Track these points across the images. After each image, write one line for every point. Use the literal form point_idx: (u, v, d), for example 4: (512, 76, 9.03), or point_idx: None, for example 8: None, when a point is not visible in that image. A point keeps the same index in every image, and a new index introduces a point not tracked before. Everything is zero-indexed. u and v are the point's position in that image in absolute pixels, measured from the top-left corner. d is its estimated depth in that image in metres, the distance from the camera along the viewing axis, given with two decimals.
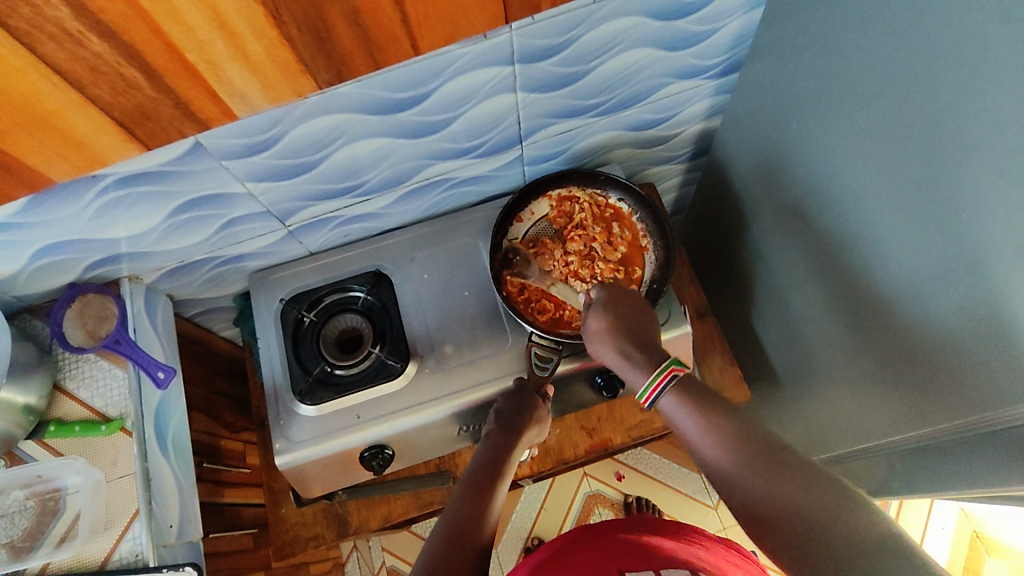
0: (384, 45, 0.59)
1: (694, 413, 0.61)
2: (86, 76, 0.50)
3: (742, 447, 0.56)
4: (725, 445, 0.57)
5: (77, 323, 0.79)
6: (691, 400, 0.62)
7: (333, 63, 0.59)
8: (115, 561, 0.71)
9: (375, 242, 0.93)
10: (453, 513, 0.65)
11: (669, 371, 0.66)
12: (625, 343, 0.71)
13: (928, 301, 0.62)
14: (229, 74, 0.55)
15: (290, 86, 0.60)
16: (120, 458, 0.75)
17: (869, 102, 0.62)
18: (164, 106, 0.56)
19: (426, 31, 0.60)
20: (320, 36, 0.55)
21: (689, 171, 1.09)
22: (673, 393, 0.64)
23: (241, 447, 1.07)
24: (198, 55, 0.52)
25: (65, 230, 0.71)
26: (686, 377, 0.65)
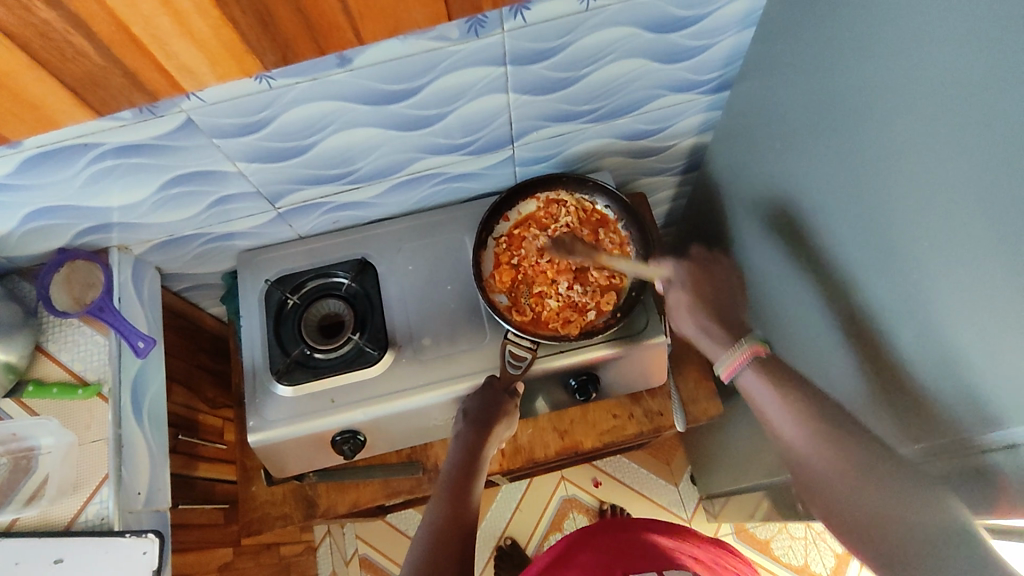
0: (328, 32, 0.59)
1: (777, 395, 0.65)
2: (37, 43, 0.52)
3: (822, 432, 0.61)
4: (809, 432, 0.61)
5: (64, 289, 0.81)
6: (772, 377, 0.66)
7: (278, 45, 0.59)
8: (80, 522, 0.72)
9: (363, 231, 0.95)
10: (433, 520, 0.72)
11: (751, 349, 0.69)
12: (709, 318, 0.74)
13: (899, 325, 0.63)
14: (175, 50, 0.56)
15: (237, 66, 0.60)
16: (94, 423, 0.76)
17: (850, 127, 0.63)
18: (112, 75, 0.57)
19: (367, 22, 0.59)
20: (264, 19, 0.56)
21: (681, 185, 1.09)
22: (754, 369, 0.67)
23: (219, 423, 1.09)
24: (144, 28, 0.53)
25: (55, 196, 0.73)
26: (767, 357, 0.68)
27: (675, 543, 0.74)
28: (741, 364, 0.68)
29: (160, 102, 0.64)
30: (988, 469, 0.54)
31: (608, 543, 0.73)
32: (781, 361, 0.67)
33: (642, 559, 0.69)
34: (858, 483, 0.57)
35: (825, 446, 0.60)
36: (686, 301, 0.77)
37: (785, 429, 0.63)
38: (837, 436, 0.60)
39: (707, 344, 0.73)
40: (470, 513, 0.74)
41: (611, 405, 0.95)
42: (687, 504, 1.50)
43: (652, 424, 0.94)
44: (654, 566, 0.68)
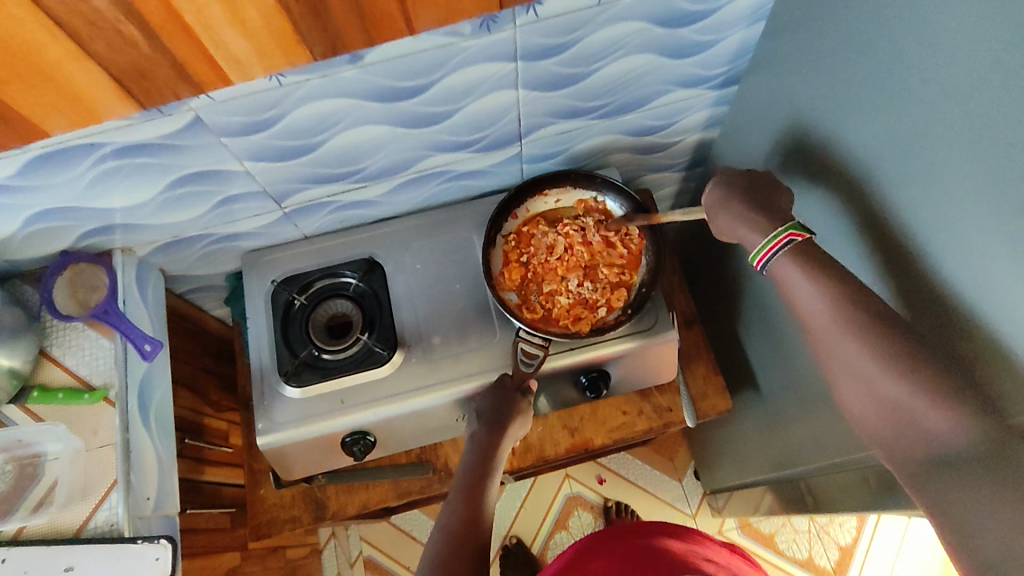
0: (380, 22, 0.59)
1: (806, 274, 0.63)
2: (85, 31, 0.51)
3: (845, 316, 0.59)
4: (833, 312, 0.60)
5: (67, 291, 0.80)
6: (805, 260, 0.64)
7: (327, 36, 0.59)
8: (90, 529, 0.71)
9: (370, 230, 0.94)
10: (449, 521, 0.72)
11: (786, 235, 0.66)
12: (747, 208, 0.71)
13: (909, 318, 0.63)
14: (225, 39, 0.56)
15: (285, 58, 0.60)
16: (102, 428, 0.75)
17: (864, 121, 0.63)
18: (159, 66, 0.56)
19: (420, 9, 0.60)
20: (316, 10, 0.56)
21: (686, 180, 1.09)
22: (788, 253, 0.65)
23: (224, 427, 1.07)
24: (196, 17, 0.53)
25: (61, 197, 0.71)
26: (803, 243, 0.65)
27: (689, 547, 0.73)
28: (773, 252, 0.66)
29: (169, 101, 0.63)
30: None
31: (622, 549, 0.72)
32: (818, 246, 0.64)
33: (656, 563, 0.69)
34: (876, 367, 0.56)
35: (850, 336, 0.58)
36: (724, 194, 0.74)
37: (813, 311, 0.62)
38: (856, 317, 0.59)
39: (745, 233, 0.71)
40: (486, 513, 0.74)
41: (620, 401, 0.95)
42: (691, 499, 1.50)
43: (661, 420, 0.94)
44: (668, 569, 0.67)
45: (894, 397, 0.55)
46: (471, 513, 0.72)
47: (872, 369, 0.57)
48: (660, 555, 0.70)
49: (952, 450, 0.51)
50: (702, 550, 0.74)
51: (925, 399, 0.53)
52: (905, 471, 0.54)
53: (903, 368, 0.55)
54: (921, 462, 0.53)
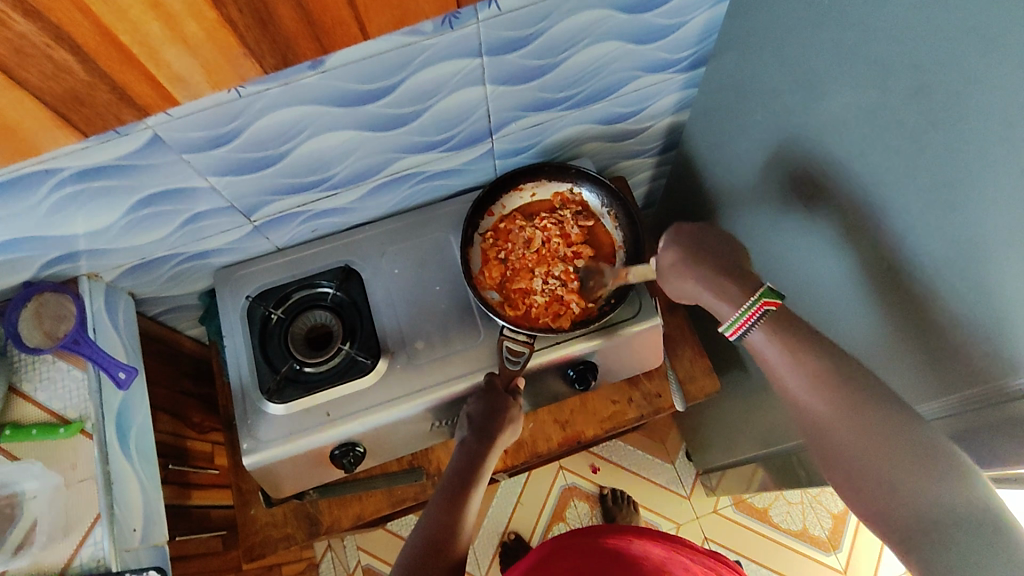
0: (331, 28, 0.57)
1: (788, 352, 0.61)
2: (13, 59, 0.48)
3: (832, 393, 0.58)
4: (822, 394, 0.58)
5: (33, 324, 0.77)
6: (785, 335, 0.62)
7: (278, 46, 0.57)
8: (75, 567, 0.69)
9: (345, 237, 0.92)
10: (429, 525, 0.71)
11: (760, 306, 0.64)
12: (712, 275, 0.68)
13: (888, 289, 0.63)
14: (168, 58, 0.54)
15: (234, 72, 0.58)
16: (81, 461, 0.73)
17: (835, 96, 0.63)
18: (99, 90, 0.54)
19: (373, 15, 0.58)
20: (262, 18, 0.53)
21: (659, 165, 1.09)
22: (766, 326, 0.63)
23: (208, 448, 1.05)
24: (132, 36, 0.50)
25: (17, 227, 0.68)
26: (778, 313, 0.63)
27: (666, 554, 0.71)
28: (750, 324, 0.64)
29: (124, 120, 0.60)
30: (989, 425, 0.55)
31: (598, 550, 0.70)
32: (794, 315, 0.63)
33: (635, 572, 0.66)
34: (864, 440, 0.55)
35: (837, 416, 0.57)
36: (681, 262, 0.71)
37: (799, 390, 0.60)
38: (834, 377, 0.58)
39: (712, 301, 0.69)
40: (466, 521, 0.72)
41: (609, 391, 0.94)
42: (685, 481, 1.51)
43: (651, 407, 0.93)
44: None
45: (883, 477, 0.54)
46: (454, 519, 0.71)
47: (862, 452, 0.55)
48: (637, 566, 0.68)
49: (954, 525, 0.50)
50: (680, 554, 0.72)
51: (915, 473, 0.52)
52: (891, 534, 0.54)
53: (892, 446, 0.54)
54: (905, 529, 0.52)
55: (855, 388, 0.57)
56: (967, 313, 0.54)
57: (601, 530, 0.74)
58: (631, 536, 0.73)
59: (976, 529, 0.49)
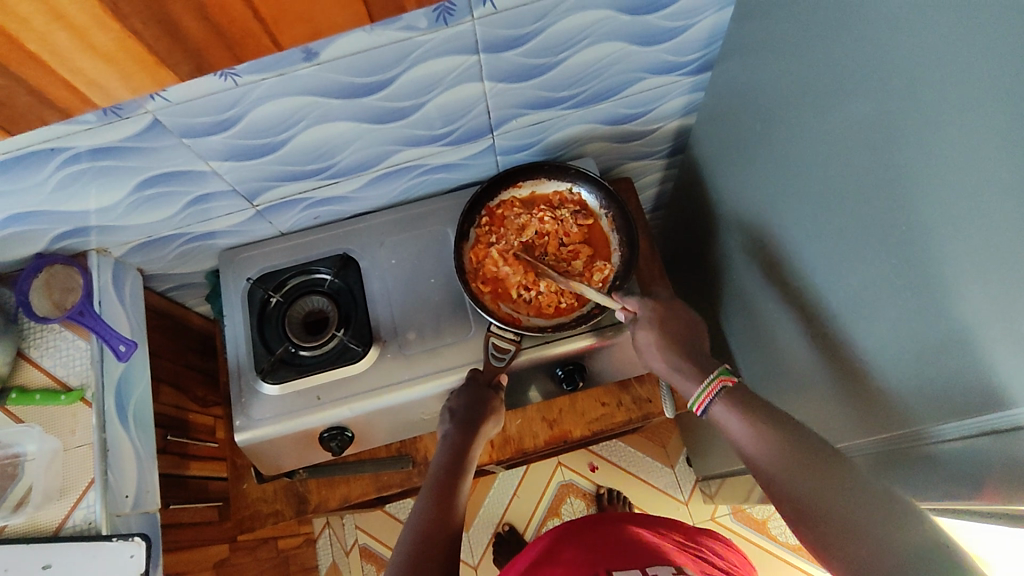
0: (243, 40, 0.55)
1: (745, 417, 0.64)
2: None
3: (785, 450, 0.60)
4: (772, 447, 0.61)
5: (43, 294, 0.80)
6: (740, 404, 0.66)
7: (190, 54, 0.55)
8: (69, 527, 0.73)
9: (345, 226, 0.94)
10: (416, 517, 0.68)
11: (719, 381, 0.70)
12: (678, 355, 0.75)
13: (877, 310, 0.62)
14: (79, 64, 0.53)
15: (153, 80, 0.57)
16: (79, 428, 0.77)
17: (831, 109, 0.61)
18: (16, 92, 0.54)
19: (285, 26, 0.55)
20: (168, 28, 0.52)
21: (667, 168, 1.08)
22: (724, 401, 0.67)
23: (209, 422, 1.09)
24: (40, 46, 0.50)
25: (29, 201, 0.72)
26: (735, 388, 0.69)
27: (656, 536, 0.74)
28: (712, 397, 0.69)
29: (124, 103, 0.62)
30: (969, 455, 0.53)
31: (592, 542, 0.72)
32: (750, 391, 0.68)
33: (625, 556, 0.68)
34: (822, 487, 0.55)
35: (790, 467, 0.58)
36: (655, 337, 0.77)
37: (753, 450, 0.62)
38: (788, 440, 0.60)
39: (679, 381, 0.75)
40: (454, 511, 0.70)
41: (599, 393, 0.95)
42: (683, 486, 1.50)
43: (640, 411, 0.94)
44: (637, 563, 0.66)
45: (842, 520, 0.53)
46: (442, 508, 0.69)
47: (817, 496, 0.55)
48: (628, 548, 0.70)
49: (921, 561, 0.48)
50: (670, 535, 0.76)
51: (879, 513, 0.52)
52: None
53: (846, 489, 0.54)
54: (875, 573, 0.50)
55: (804, 444, 0.59)
56: (954, 339, 0.52)
57: (589, 523, 0.78)
58: (625, 527, 0.75)
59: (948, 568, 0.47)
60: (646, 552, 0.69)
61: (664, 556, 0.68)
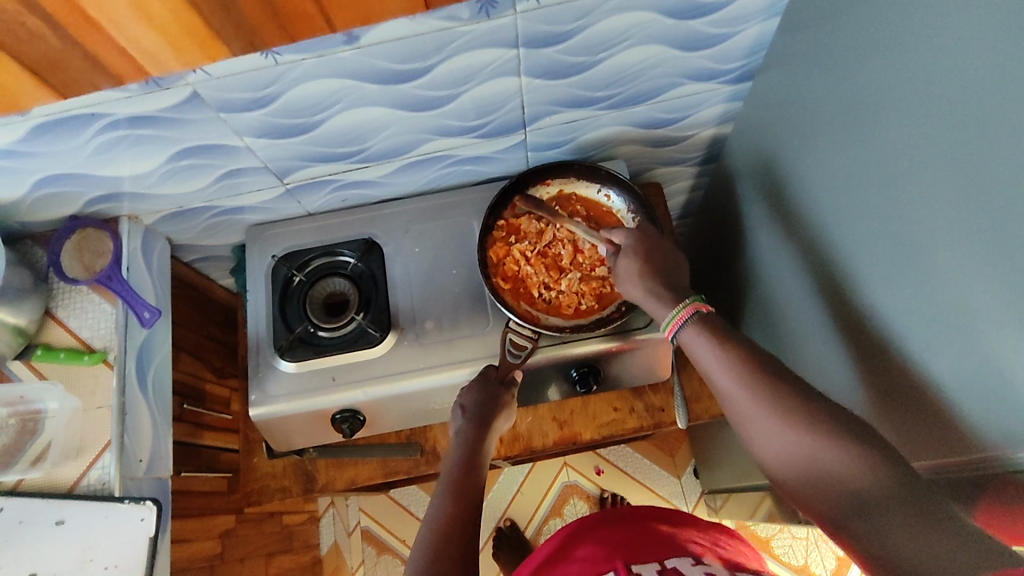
0: (296, 18, 0.55)
1: (716, 348, 0.64)
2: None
3: (756, 387, 0.61)
4: (739, 381, 0.62)
5: (75, 256, 0.83)
6: (714, 337, 0.65)
7: (243, 32, 0.56)
8: (82, 486, 0.74)
9: (371, 211, 0.94)
10: (437, 515, 0.67)
11: (692, 308, 0.69)
12: (657, 282, 0.72)
13: (911, 335, 0.60)
14: (133, 33, 0.53)
15: (204, 54, 0.57)
16: (99, 389, 0.78)
17: (877, 129, 0.60)
18: (70, 57, 0.55)
19: (339, 8, 0.56)
20: (225, 4, 0.53)
21: (699, 176, 1.07)
22: (694, 327, 0.67)
23: (225, 393, 1.10)
24: (98, 11, 0.51)
25: (68, 164, 0.73)
26: (707, 314, 0.68)
27: (676, 528, 0.74)
28: (682, 323, 0.68)
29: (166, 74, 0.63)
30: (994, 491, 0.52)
31: (612, 538, 0.72)
32: (720, 317, 0.67)
33: (643, 552, 0.67)
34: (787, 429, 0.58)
35: (768, 409, 0.59)
36: (634, 267, 0.75)
37: (723, 382, 0.63)
38: (760, 383, 0.61)
39: (653, 305, 0.72)
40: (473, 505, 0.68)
41: (612, 397, 0.94)
42: (689, 497, 1.49)
43: (652, 419, 0.93)
44: (654, 557, 0.66)
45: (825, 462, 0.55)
46: (460, 507, 0.67)
47: (800, 441, 0.57)
48: (648, 544, 0.69)
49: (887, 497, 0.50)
50: (690, 528, 0.75)
51: (840, 452, 0.54)
52: (829, 516, 0.54)
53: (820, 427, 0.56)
54: (845, 513, 0.53)
55: (780, 389, 0.60)
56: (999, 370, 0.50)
57: (609, 514, 0.78)
58: (643, 521, 0.75)
59: (930, 510, 0.48)
60: (664, 545, 0.69)
61: (682, 548, 0.68)
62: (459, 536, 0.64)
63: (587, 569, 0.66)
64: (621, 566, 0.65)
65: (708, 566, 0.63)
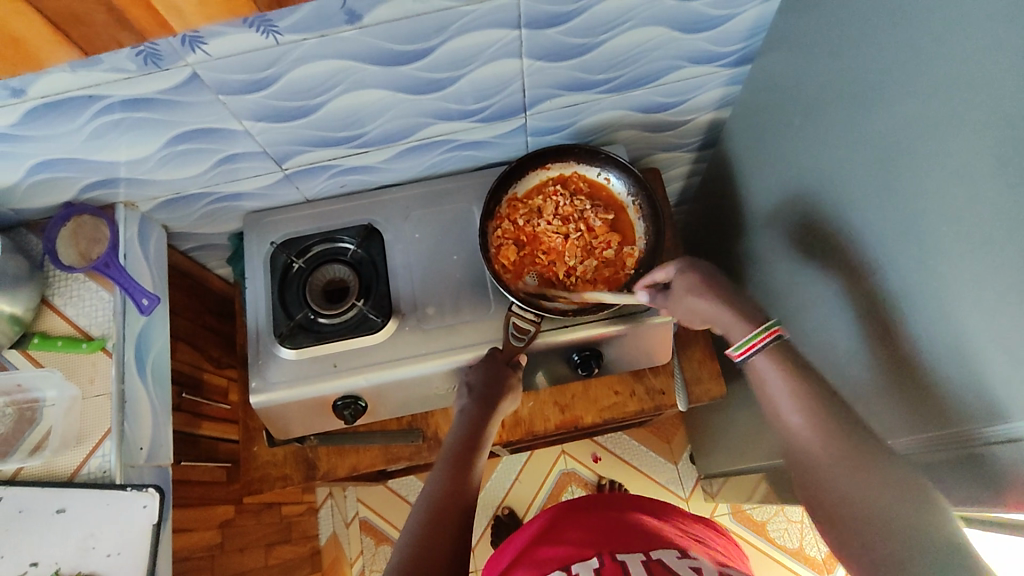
0: None
1: (786, 375, 0.63)
2: None
3: (821, 414, 0.60)
4: (809, 414, 0.60)
5: (70, 244, 0.82)
6: (788, 364, 0.64)
7: None
8: (83, 474, 0.73)
9: (370, 197, 0.94)
10: (433, 491, 0.68)
11: (773, 331, 0.66)
12: (730, 298, 0.71)
13: (913, 313, 0.61)
14: None
15: (227, 6, 0.56)
16: (98, 377, 0.77)
17: (879, 109, 0.60)
18: (95, 10, 0.54)
19: None
20: None
21: (696, 161, 1.07)
22: (769, 355, 0.65)
23: (224, 383, 1.10)
24: None
25: (63, 148, 0.72)
26: (786, 344, 0.66)
27: (665, 523, 0.74)
28: (759, 347, 0.66)
29: (165, 53, 0.62)
30: (1001, 461, 0.53)
31: (600, 524, 0.73)
32: (799, 352, 0.65)
33: (631, 539, 0.68)
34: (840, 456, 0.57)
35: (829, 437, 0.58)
36: (697, 279, 0.74)
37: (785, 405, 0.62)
38: (831, 418, 0.59)
39: (725, 320, 0.71)
40: (470, 488, 0.69)
41: (612, 381, 0.95)
42: (685, 483, 1.50)
43: (653, 402, 0.94)
44: (643, 545, 0.66)
45: (869, 498, 0.54)
46: (456, 484, 0.69)
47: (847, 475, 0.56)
48: (634, 532, 0.70)
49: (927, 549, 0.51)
50: (678, 524, 0.76)
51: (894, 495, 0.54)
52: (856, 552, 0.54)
53: (879, 472, 0.55)
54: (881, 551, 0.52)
55: (847, 423, 0.59)
56: (1003, 342, 0.51)
57: (603, 505, 0.79)
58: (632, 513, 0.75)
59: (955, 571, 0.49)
60: (653, 536, 0.69)
61: (670, 540, 0.68)
62: (448, 544, 0.62)
63: (575, 554, 0.67)
64: (609, 553, 0.65)
65: (694, 560, 0.63)
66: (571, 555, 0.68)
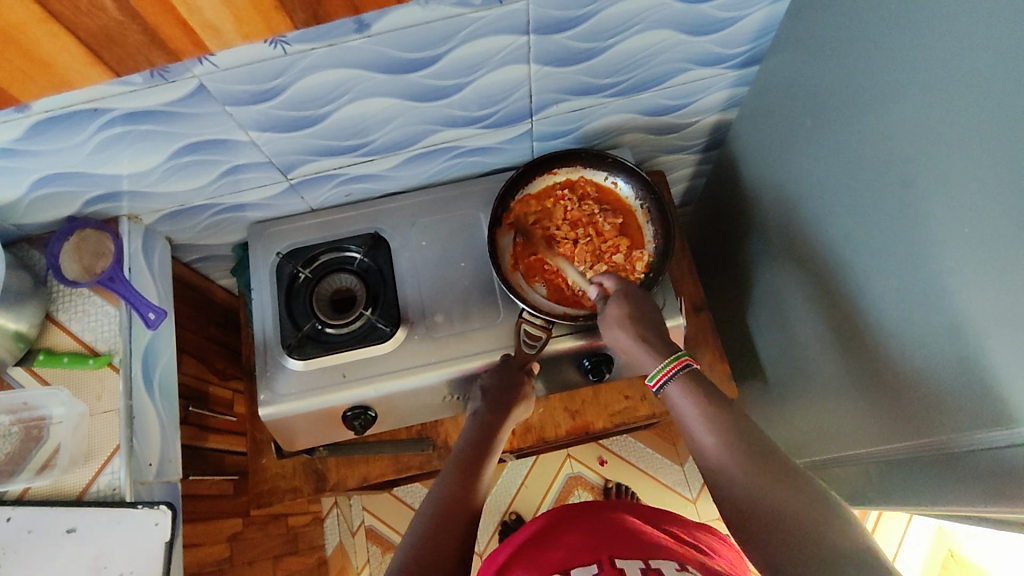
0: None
1: (700, 406, 0.65)
2: None
3: (735, 441, 0.61)
4: (723, 444, 0.61)
5: (74, 258, 0.80)
6: (697, 392, 0.66)
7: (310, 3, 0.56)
8: (93, 492, 0.72)
9: (376, 205, 0.93)
10: (439, 494, 0.66)
11: (680, 361, 0.69)
12: (647, 331, 0.72)
13: (924, 313, 0.61)
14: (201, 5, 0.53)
15: (265, 24, 0.57)
16: (105, 394, 0.76)
17: (888, 110, 0.60)
18: (131, 31, 0.54)
19: None
20: None
21: (701, 163, 1.07)
22: (680, 383, 0.67)
23: (229, 395, 1.09)
24: None
25: (66, 162, 0.71)
26: (696, 371, 0.68)
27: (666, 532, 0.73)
28: (668, 377, 0.68)
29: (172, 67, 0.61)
30: (1012, 463, 0.53)
31: (600, 529, 0.71)
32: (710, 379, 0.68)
33: (632, 546, 0.67)
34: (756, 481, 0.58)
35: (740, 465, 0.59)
36: (625, 312, 0.73)
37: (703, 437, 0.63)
38: (750, 450, 0.60)
39: (644, 354, 0.71)
40: (477, 493, 0.68)
41: (623, 386, 0.95)
42: (692, 484, 1.50)
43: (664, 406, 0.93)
44: (642, 553, 0.65)
45: (785, 512, 0.55)
46: (464, 489, 0.67)
47: (766, 498, 0.57)
48: (635, 539, 0.68)
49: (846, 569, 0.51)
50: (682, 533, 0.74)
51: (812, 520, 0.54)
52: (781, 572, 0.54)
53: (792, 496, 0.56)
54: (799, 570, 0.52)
55: (758, 449, 0.60)
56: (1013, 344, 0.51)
57: (605, 510, 0.77)
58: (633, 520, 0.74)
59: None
60: (654, 544, 0.67)
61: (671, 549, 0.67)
62: (451, 552, 0.61)
63: (573, 558, 0.66)
64: (607, 560, 0.64)
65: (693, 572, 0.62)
66: (567, 560, 0.67)
